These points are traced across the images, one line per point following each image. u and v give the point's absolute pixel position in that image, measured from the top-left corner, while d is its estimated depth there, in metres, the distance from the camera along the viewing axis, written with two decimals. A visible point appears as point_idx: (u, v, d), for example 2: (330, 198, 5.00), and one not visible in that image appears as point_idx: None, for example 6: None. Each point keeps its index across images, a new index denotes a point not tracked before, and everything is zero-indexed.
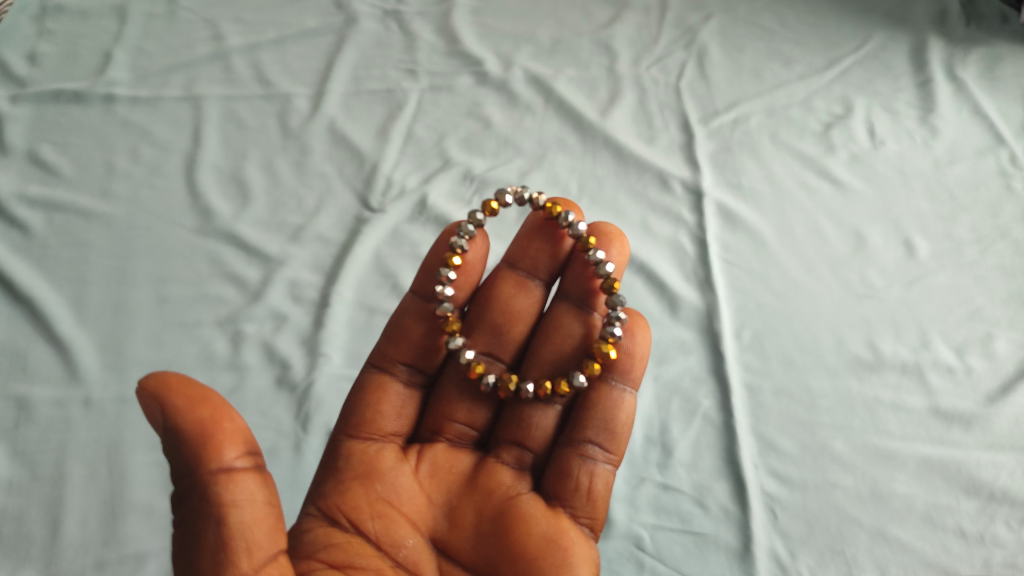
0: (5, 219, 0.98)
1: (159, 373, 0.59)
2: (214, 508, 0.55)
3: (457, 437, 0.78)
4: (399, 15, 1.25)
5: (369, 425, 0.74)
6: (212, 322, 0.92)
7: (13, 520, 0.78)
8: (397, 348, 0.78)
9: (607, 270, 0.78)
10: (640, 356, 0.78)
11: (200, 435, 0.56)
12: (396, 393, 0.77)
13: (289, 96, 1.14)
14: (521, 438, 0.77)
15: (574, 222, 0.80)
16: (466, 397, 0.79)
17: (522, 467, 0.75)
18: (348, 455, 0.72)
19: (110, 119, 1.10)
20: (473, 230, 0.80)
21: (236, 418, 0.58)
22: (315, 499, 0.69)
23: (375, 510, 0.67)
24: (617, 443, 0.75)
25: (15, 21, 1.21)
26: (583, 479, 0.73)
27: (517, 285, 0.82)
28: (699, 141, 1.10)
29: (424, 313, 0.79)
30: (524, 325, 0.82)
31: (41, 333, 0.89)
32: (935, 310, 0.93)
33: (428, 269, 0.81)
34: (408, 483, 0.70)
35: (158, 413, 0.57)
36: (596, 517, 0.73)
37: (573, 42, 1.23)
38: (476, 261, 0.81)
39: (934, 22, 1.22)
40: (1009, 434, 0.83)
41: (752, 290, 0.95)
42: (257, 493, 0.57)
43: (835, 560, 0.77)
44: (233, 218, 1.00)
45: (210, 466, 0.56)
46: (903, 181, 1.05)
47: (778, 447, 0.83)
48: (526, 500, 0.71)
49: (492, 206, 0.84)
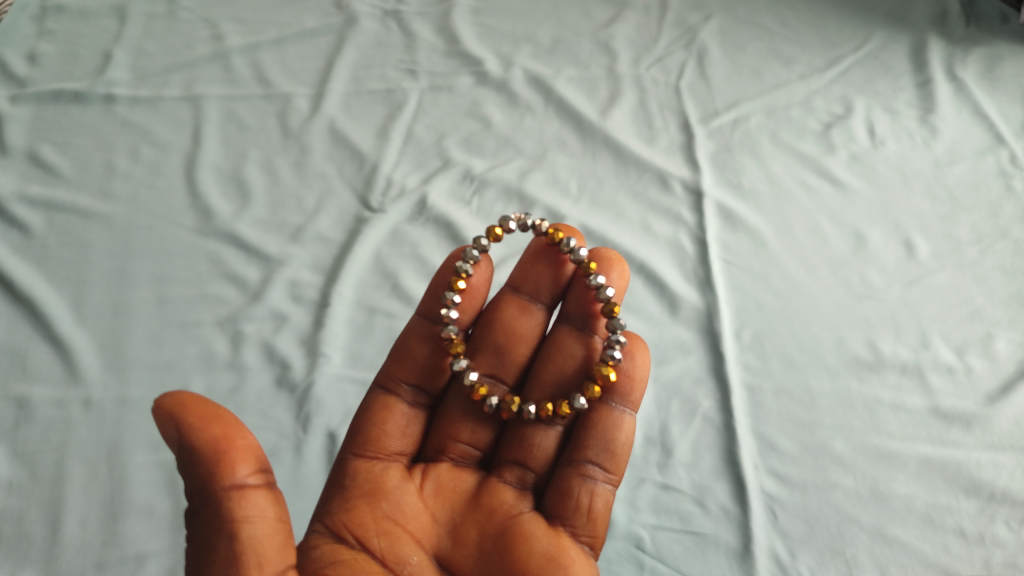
0: (5, 219, 0.98)
1: (174, 392, 0.59)
2: (225, 522, 0.55)
3: (460, 456, 0.78)
4: (399, 15, 1.25)
5: (375, 444, 0.74)
6: (212, 322, 0.92)
7: (13, 520, 0.78)
8: (402, 367, 0.78)
9: (608, 294, 0.78)
10: (639, 378, 0.77)
11: (214, 452, 0.56)
12: (400, 412, 0.77)
13: (289, 96, 1.14)
14: (523, 458, 0.76)
15: (575, 248, 0.80)
16: (469, 418, 0.79)
17: (524, 486, 0.75)
18: (354, 474, 0.72)
19: (110, 119, 1.10)
20: (478, 254, 0.80)
21: (248, 435, 0.58)
22: (322, 516, 0.70)
23: (381, 527, 0.68)
24: (617, 463, 0.75)
25: (15, 21, 1.21)
26: (584, 498, 0.72)
27: (520, 307, 0.82)
28: (699, 141, 1.10)
29: (430, 334, 0.80)
30: (527, 346, 0.82)
31: (42, 333, 0.89)
32: (935, 310, 0.93)
33: (433, 292, 0.81)
34: (413, 501, 0.71)
35: (174, 430, 0.58)
36: (596, 535, 0.72)
37: (573, 42, 1.23)
38: (480, 285, 0.81)
39: (934, 22, 1.22)
40: (1009, 433, 0.83)
41: (752, 289, 0.95)
42: (268, 509, 0.57)
43: (835, 560, 0.76)
44: (233, 218, 1.00)
45: (223, 483, 0.56)
46: (903, 181, 1.05)
47: (778, 447, 0.83)
48: (527, 519, 0.70)
49: (496, 232, 0.83)
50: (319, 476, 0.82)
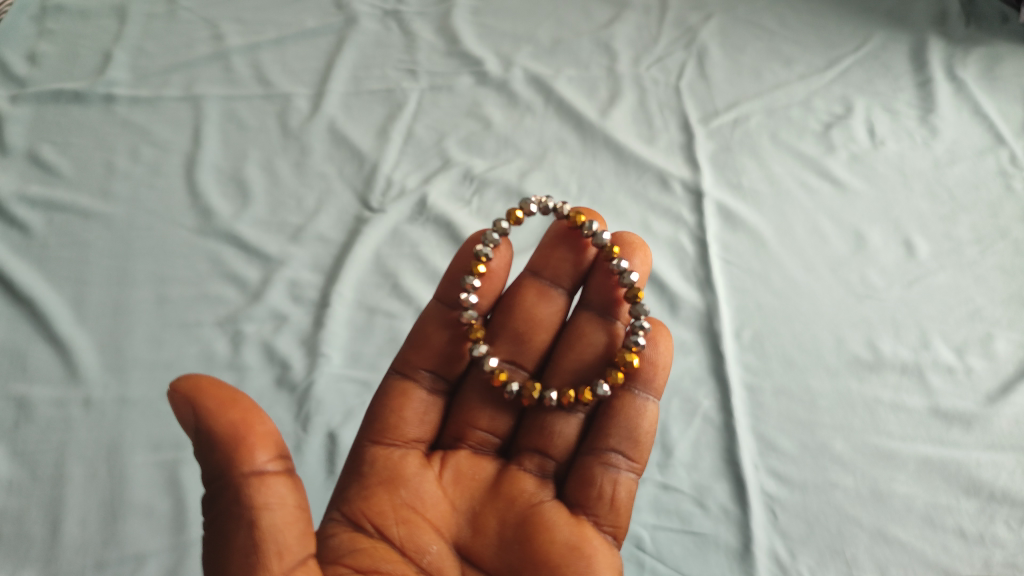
0: (5, 219, 0.98)
1: (190, 376, 0.59)
2: (246, 510, 0.55)
3: (479, 444, 0.78)
4: (398, 14, 1.25)
5: (393, 431, 0.74)
6: (212, 322, 0.92)
7: (13, 520, 0.78)
8: (420, 355, 0.78)
9: (632, 279, 0.78)
10: (662, 365, 0.78)
11: (232, 438, 0.56)
12: (419, 399, 0.77)
13: (289, 96, 1.14)
14: (544, 446, 0.77)
15: (598, 231, 0.79)
16: (488, 405, 0.79)
17: (545, 475, 0.75)
18: (372, 460, 0.72)
19: (110, 119, 1.10)
20: (498, 238, 0.79)
21: (266, 421, 0.58)
22: (339, 504, 0.69)
23: (399, 515, 0.67)
24: (640, 452, 0.75)
25: (15, 21, 1.21)
26: (607, 487, 0.72)
27: (540, 293, 0.82)
28: (699, 140, 1.10)
29: (448, 320, 0.79)
30: (547, 333, 0.82)
31: (42, 333, 0.89)
32: (935, 310, 0.93)
33: (451, 277, 0.80)
34: (432, 489, 0.70)
35: (190, 415, 0.58)
36: (619, 525, 0.72)
37: (573, 42, 1.23)
38: (500, 270, 0.81)
39: (934, 22, 1.22)
40: (1008, 433, 0.83)
41: (752, 290, 0.95)
42: (288, 496, 0.57)
43: (834, 560, 0.76)
44: (233, 218, 1.00)
45: (242, 469, 0.56)
46: (904, 181, 1.05)
47: (778, 447, 0.83)
48: (549, 507, 0.70)
49: (517, 215, 0.82)
50: (320, 475, 0.82)
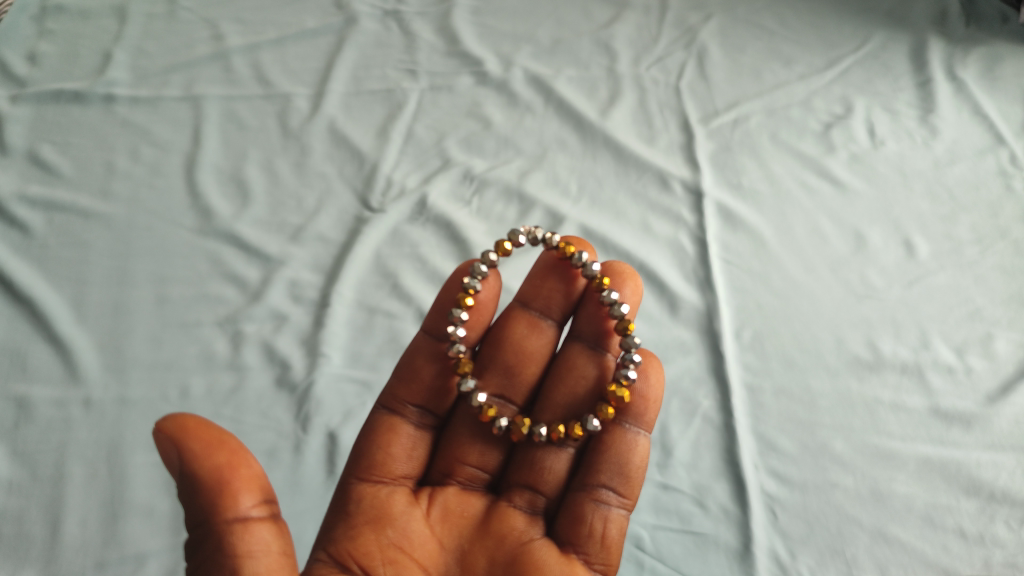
0: (5, 219, 0.98)
1: (175, 415, 0.59)
2: (229, 558, 0.55)
3: (468, 480, 0.78)
4: (399, 14, 1.25)
5: (380, 468, 0.74)
6: (212, 322, 0.92)
7: (13, 520, 0.78)
8: (408, 389, 0.78)
9: (623, 311, 0.79)
10: (654, 399, 0.78)
11: (216, 482, 0.56)
12: (406, 434, 0.77)
13: (289, 96, 1.14)
14: (534, 482, 0.77)
15: (588, 262, 0.80)
16: (478, 440, 0.79)
17: (535, 511, 0.75)
18: (358, 499, 0.72)
19: (110, 119, 1.10)
20: (486, 270, 0.80)
21: (253, 463, 0.59)
22: (325, 543, 0.69)
23: (386, 556, 0.67)
24: (631, 487, 0.75)
25: (15, 21, 1.21)
26: (597, 525, 0.72)
27: (530, 324, 0.82)
28: (699, 140, 1.10)
29: (436, 353, 0.80)
30: (538, 365, 0.82)
31: (42, 334, 0.89)
32: (935, 310, 0.93)
33: (439, 309, 0.81)
34: (420, 527, 0.70)
35: (175, 456, 0.58)
36: (610, 563, 0.72)
37: (573, 41, 1.23)
38: (488, 301, 0.81)
39: (934, 22, 1.22)
40: (1009, 433, 0.83)
41: (752, 290, 0.95)
42: (273, 543, 0.58)
43: (835, 560, 0.76)
44: (233, 218, 1.00)
45: (226, 516, 0.56)
46: (903, 181, 1.05)
47: (778, 446, 0.83)
48: (539, 546, 0.71)
49: (506, 245, 0.83)
50: (320, 476, 0.82)
